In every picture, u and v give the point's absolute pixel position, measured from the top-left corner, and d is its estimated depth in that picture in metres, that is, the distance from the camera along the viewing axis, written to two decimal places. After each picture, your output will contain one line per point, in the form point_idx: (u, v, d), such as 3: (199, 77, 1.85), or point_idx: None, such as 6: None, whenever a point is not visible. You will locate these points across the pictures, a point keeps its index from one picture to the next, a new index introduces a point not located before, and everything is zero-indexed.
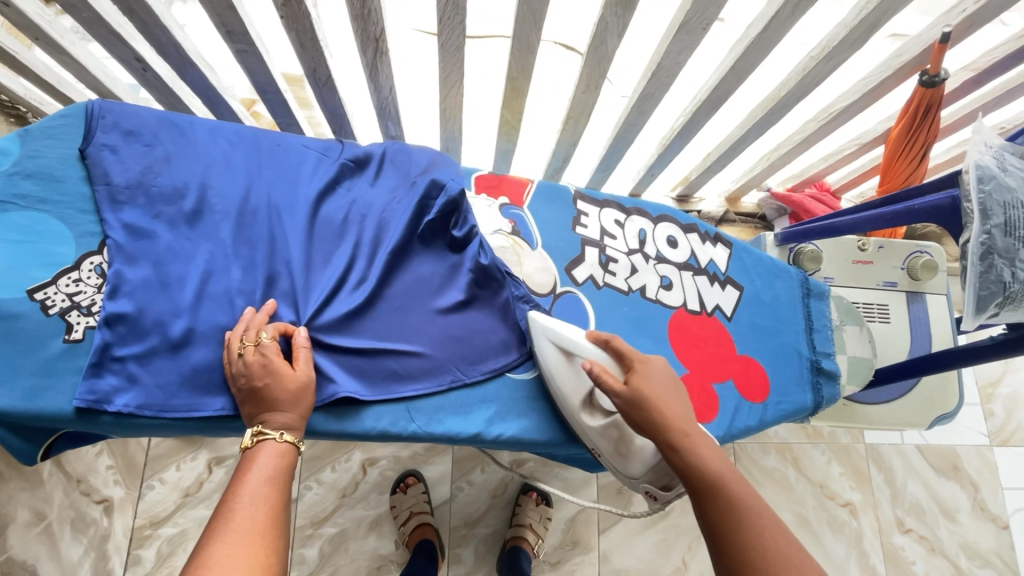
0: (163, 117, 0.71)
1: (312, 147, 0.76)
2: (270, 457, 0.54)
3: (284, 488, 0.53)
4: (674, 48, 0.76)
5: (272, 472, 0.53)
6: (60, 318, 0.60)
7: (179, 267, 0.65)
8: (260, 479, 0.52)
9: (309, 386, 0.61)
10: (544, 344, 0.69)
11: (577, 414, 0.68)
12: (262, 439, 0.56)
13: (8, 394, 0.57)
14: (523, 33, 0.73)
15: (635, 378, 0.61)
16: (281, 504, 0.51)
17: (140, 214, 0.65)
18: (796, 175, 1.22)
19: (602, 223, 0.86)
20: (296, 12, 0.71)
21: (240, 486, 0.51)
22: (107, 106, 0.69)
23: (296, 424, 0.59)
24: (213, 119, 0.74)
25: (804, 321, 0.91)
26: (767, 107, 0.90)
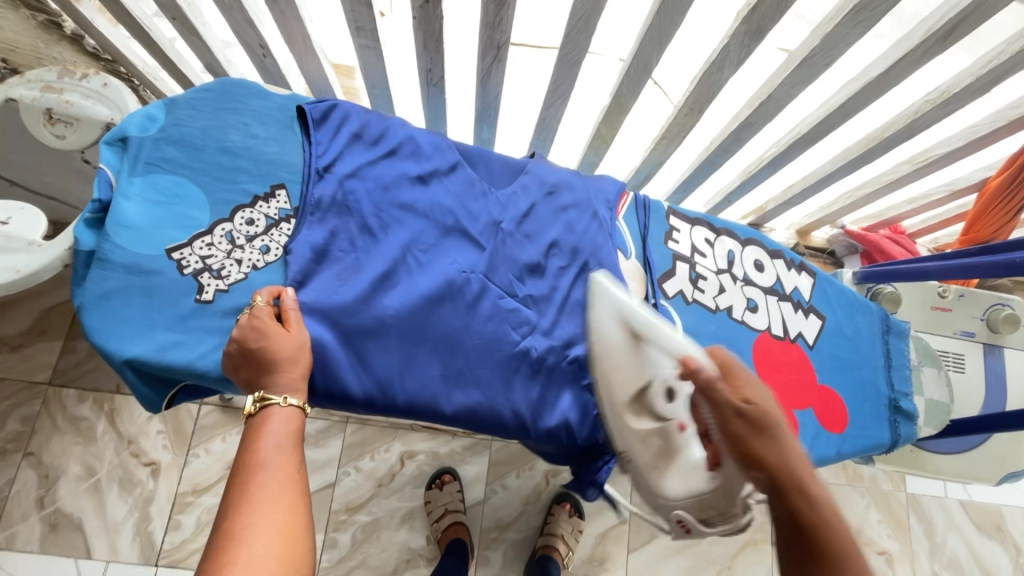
0: (375, 120, 0.77)
1: (492, 163, 0.81)
2: (282, 422, 0.56)
3: (299, 452, 0.56)
4: (788, 81, 0.77)
5: (283, 438, 0.55)
6: (192, 279, 0.64)
7: (382, 257, 0.71)
8: (272, 447, 0.54)
9: (306, 348, 0.62)
10: (610, 324, 0.63)
11: (623, 413, 0.60)
12: (268, 405, 0.57)
13: (144, 345, 0.60)
14: (645, 54, 0.76)
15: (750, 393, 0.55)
16: (287, 471, 0.53)
17: (362, 205, 0.72)
18: (873, 216, 1.23)
19: (693, 241, 0.87)
20: (430, 15, 0.72)
21: (255, 454, 0.53)
22: (354, 106, 0.77)
23: (299, 388, 0.60)
24: (415, 128, 0.79)
25: (882, 357, 0.90)
26: (866, 145, 0.91)
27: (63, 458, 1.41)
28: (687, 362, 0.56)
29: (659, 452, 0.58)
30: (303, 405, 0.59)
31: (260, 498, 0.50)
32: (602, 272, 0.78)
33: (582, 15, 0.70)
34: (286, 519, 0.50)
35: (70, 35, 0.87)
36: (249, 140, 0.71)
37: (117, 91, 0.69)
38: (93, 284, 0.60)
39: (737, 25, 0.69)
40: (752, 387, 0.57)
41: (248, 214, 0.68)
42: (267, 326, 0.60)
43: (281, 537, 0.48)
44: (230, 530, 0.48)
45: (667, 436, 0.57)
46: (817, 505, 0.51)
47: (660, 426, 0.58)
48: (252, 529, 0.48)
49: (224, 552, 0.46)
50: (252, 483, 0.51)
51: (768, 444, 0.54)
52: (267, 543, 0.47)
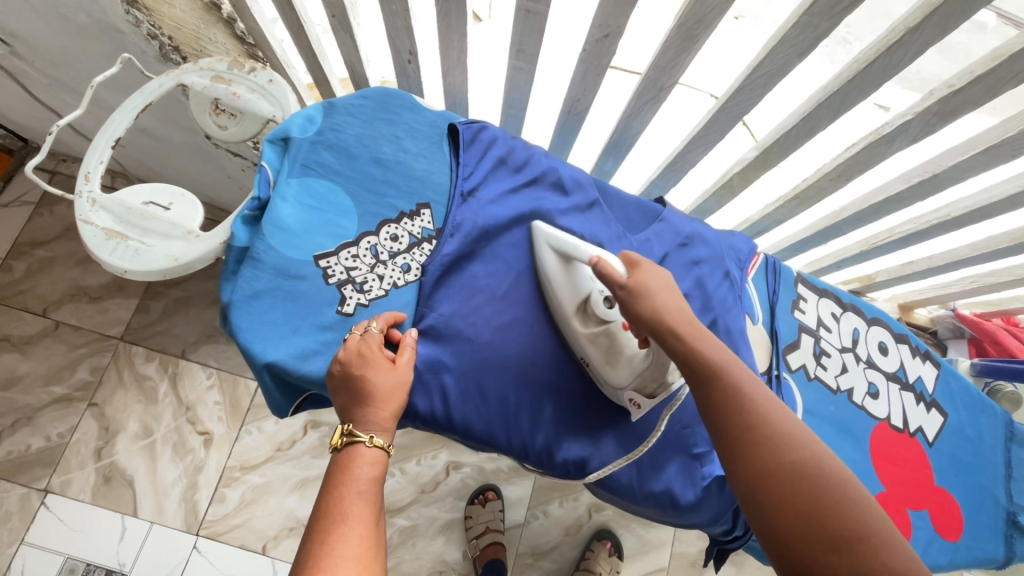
0: (521, 147, 0.74)
1: (630, 206, 0.77)
2: (366, 466, 0.52)
3: (379, 504, 0.50)
4: (963, 165, 0.73)
5: (367, 486, 0.51)
6: (336, 289, 0.63)
7: (516, 294, 0.69)
8: (355, 495, 0.50)
9: (404, 385, 0.59)
10: (544, 249, 0.68)
11: (568, 318, 0.66)
12: (354, 442, 0.53)
13: (286, 350, 0.59)
14: (815, 118, 0.73)
15: (637, 274, 0.57)
16: (364, 523, 0.48)
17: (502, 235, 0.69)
18: (989, 303, 1.15)
19: (819, 313, 0.83)
20: (603, 49, 0.71)
21: (336, 501, 0.49)
22: (499, 129, 0.74)
23: (386, 428, 0.55)
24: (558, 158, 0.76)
25: (1003, 466, 0.84)
26: (1017, 237, 0.85)
27: (124, 413, 1.40)
28: (599, 260, 0.59)
29: (606, 349, 0.66)
30: (385, 448, 0.54)
31: (341, 554, 0.45)
32: (735, 338, 0.73)
33: (764, 71, 0.68)
34: None
35: (226, 19, 0.89)
36: (400, 153, 0.71)
37: (281, 88, 0.69)
38: (244, 282, 0.60)
39: (930, 104, 0.65)
40: (653, 271, 0.59)
41: (393, 229, 0.67)
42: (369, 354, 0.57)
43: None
44: None
45: (612, 334, 0.65)
46: (688, 339, 0.52)
47: (606, 327, 0.66)
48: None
49: None
50: (331, 533, 0.46)
51: (647, 301, 0.56)
52: None
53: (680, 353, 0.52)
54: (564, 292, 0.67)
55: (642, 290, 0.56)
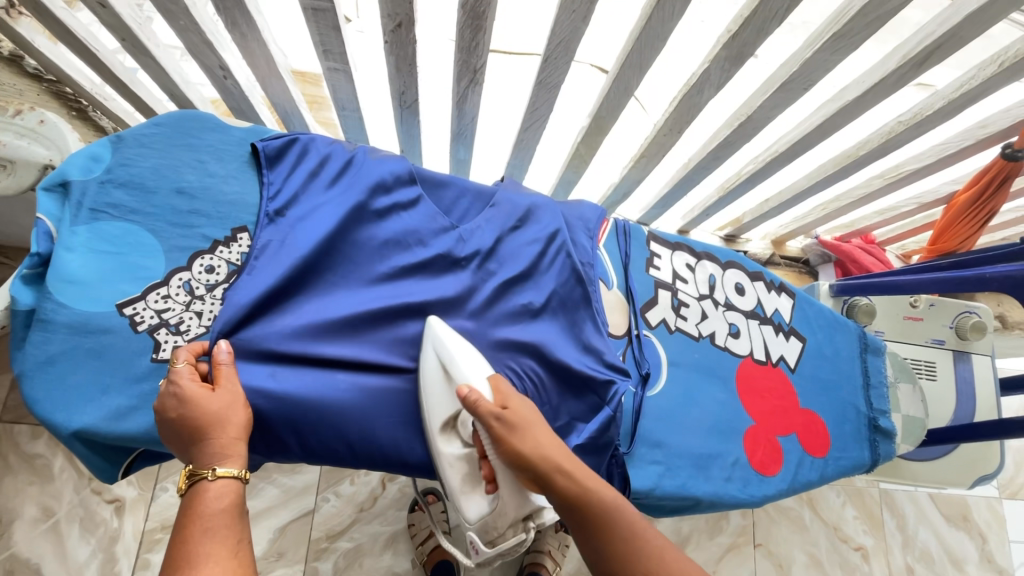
0: (334, 155, 0.71)
1: (461, 197, 0.76)
2: (218, 497, 0.47)
3: (238, 532, 0.46)
4: (768, 104, 0.76)
5: (217, 520, 0.46)
6: (148, 336, 0.59)
7: (339, 300, 0.64)
8: (203, 534, 0.45)
9: (239, 401, 0.54)
10: (430, 353, 0.63)
11: (434, 436, 0.60)
12: (201, 480, 0.48)
13: (95, 413, 0.55)
14: (625, 78, 0.74)
15: (512, 403, 0.56)
16: (220, 563, 0.43)
17: (308, 240, 0.64)
18: (845, 226, 1.23)
19: (674, 266, 0.86)
20: (402, 39, 0.69)
21: (184, 549, 0.43)
22: (316, 135, 0.71)
23: (232, 454, 0.50)
24: (376, 157, 0.72)
25: (861, 377, 0.91)
26: (841, 163, 0.91)
27: (17, 499, 1.23)
28: (470, 390, 0.56)
29: (467, 474, 0.61)
30: (242, 475, 0.50)
31: None
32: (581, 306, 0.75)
33: (561, 40, 0.68)
34: None
35: (8, 56, 0.80)
36: (207, 178, 0.66)
37: (55, 128, 0.65)
38: (34, 348, 0.55)
39: (718, 50, 0.67)
40: (523, 402, 0.58)
41: (208, 260, 0.63)
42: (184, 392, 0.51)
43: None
44: None
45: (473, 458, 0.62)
46: (576, 479, 0.54)
47: (468, 451, 0.62)
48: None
49: None
50: None
51: (522, 435, 0.55)
52: None
53: (557, 493, 0.54)
54: (433, 411, 0.60)
55: (522, 427, 0.55)
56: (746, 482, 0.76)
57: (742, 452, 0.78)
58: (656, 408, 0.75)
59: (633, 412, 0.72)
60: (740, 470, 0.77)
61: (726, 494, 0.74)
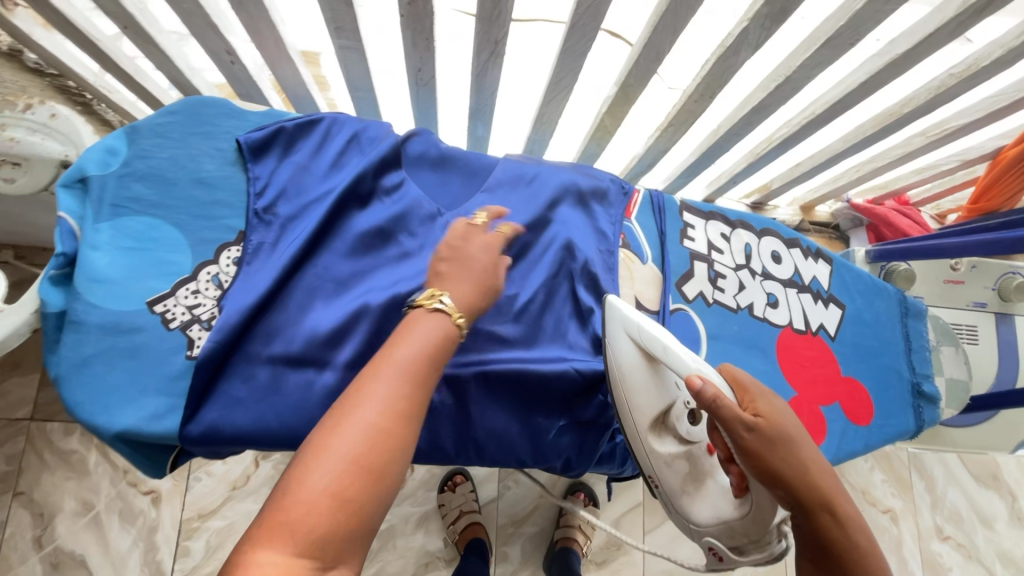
0: (318, 141, 0.68)
1: (458, 182, 0.74)
2: (434, 335, 0.49)
3: (419, 391, 0.46)
4: (810, 62, 0.72)
5: (412, 365, 0.46)
6: (181, 333, 0.57)
7: (341, 295, 0.63)
8: (394, 375, 0.45)
9: (495, 266, 0.58)
10: (620, 338, 0.63)
11: (645, 433, 0.62)
12: (433, 308, 0.51)
13: (136, 413, 0.54)
14: (657, 42, 0.70)
15: (768, 414, 0.52)
16: (398, 403, 0.44)
17: (297, 236, 0.62)
18: (879, 187, 1.18)
19: (709, 236, 0.83)
20: (420, 11, 0.65)
21: (377, 362, 0.46)
22: (299, 116, 0.69)
23: (462, 301, 0.53)
24: (361, 139, 0.70)
25: (903, 341, 0.89)
26: (882, 122, 0.87)
27: (57, 494, 1.25)
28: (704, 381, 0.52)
29: (688, 473, 0.63)
30: (454, 320, 0.51)
31: (351, 426, 0.42)
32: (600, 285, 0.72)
33: (589, 4, 0.63)
34: (368, 450, 0.41)
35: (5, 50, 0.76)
36: (227, 168, 0.64)
37: (67, 122, 0.64)
38: (69, 351, 0.54)
39: (759, 7, 0.63)
40: (771, 404, 0.54)
41: (234, 253, 0.62)
42: (426, 315, 0.50)
43: (305, 554, 0.37)
44: (301, 467, 0.40)
45: (694, 458, 0.63)
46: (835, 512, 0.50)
47: (688, 449, 0.64)
48: (300, 517, 0.37)
49: (291, 484, 0.39)
50: (339, 419, 0.42)
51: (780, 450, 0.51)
52: (333, 474, 0.39)
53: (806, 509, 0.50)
54: (644, 412, 0.61)
55: (780, 437, 0.50)
56: None
57: None
58: None
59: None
60: None
61: None
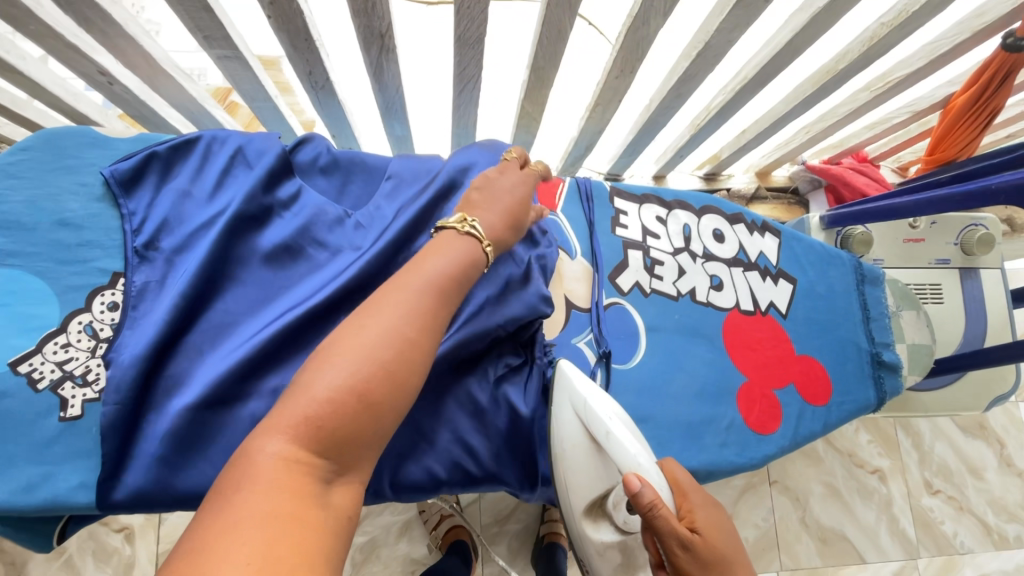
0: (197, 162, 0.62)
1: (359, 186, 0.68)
2: (461, 255, 0.44)
3: (446, 309, 0.40)
4: (727, 25, 0.66)
5: (444, 281, 0.41)
6: (51, 393, 0.52)
7: (240, 330, 0.57)
8: (425, 287, 0.40)
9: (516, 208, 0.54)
10: (566, 412, 0.58)
11: (579, 515, 0.58)
12: (465, 232, 0.46)
13: (5, 488, 0.49)
14: (555, 18, 0.63)
15: (709, 531, 0.44)
16: (426, 319, 0.38)
17: (181, 272, 0.55)
18: (835, 145, 1.12)
19: (643, 222, 0.78)
20: (286, 11, 0.59)
21: (401, 278, 0.40)
22: (173, 139, 0.63)
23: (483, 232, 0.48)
24: (245, 152, 0.63)
25: (859, 311, 0.84)
26: (819, 80, 0.81)
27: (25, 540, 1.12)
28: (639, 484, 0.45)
29: (620, 565, 0.56)
30: (481, 244, 0.46)
31: (364, 339, 0.35)
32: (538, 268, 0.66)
33: None
34: (387, 373, 0.34)
35: None
36: (93, 205, 0.58)
37: None
38: None
39: None
40: (712, 516, 0.45)
41: (110, 296, 0.56)
42: (451, 237, 0.45)
43: (300, 460, 0.31)
44: (314, 378, 0.33)
45: (630, 551, 0.56)
46: None
47: (624, 539, 0.57)
48: (312, 416, 0.32)
49: (299, 398, 0.32)
50: (364, 318, 0.36)
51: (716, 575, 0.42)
52: (332, 395, 0.32)
53: None
54: (581, 494, 0.57)
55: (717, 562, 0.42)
56: (743, 445, 0.71)
57: (736, 413, 0.72)
58: (636, 381, 0.69)
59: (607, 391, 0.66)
60: (736, 434, 0.71)
61: (723, 461, 0.69)
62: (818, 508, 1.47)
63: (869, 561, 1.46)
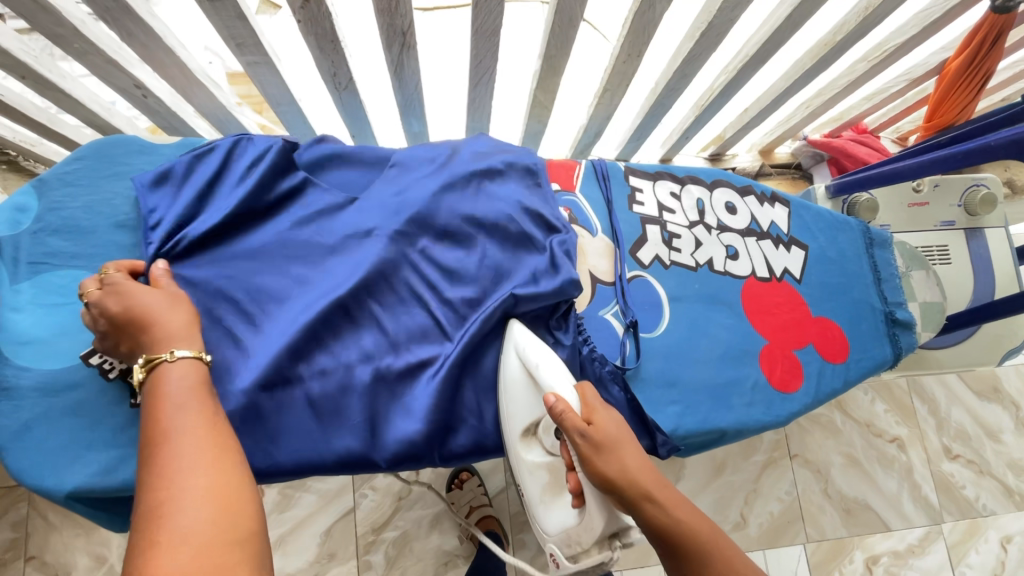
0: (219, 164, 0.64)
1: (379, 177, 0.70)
2: (188, 374, 0.46)
3: (208, 407, 0.44)
4: (728, 5, 0.70)
5: (181, 396, 0.44)
6: (122, 381, 0.55)
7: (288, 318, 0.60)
8: (172, 410, 0.43)
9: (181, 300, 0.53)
10: (511, 359, 0.61)
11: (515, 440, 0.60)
12: (159, 361, 0.47)
13: (85, 471, 0.53)
14: (567, 7, 0.67)
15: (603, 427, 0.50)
16: (214, 427, 0.43)
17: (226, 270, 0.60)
18: (835, 119, 1.16)
19: (658, 198, 0.81)
20: (316, 14, 0.63)
21: (161, 418, 0.43)
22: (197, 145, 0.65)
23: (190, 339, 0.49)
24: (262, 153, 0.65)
25: (870, 273, 0.87)
26: (818, 53, 0.84)
27: (68, 554, 1.10)
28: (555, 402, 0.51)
29: (550, 483, 0.60)
30: (200, 356, 0.49)
31: (178, 464, 0.39)
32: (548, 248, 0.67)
33: None
34: (217, 479, 0.39)
35: None
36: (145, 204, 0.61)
37: None
38: (7, 419, 0.53)
39: None
40: (608, 413, 0.52)
41: None
42: (177, 372, 0.46)
43: (207, 533, 0.35)
44: (155, 510, 0.36)
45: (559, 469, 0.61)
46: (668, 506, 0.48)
47: (552, 460, 0.61)
48: (173, 542, 0.34)
49: (151, 531, 0.35)
50: (164, 454, 0.40)
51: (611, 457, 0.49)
52: (198, 511, 0.36)
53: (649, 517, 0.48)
54: (517, 418, 0.60)
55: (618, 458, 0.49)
56: (769, 403, 0.74)
57: (760, 373, 0.75)
58: (663, 348, 0.72)
59: (637, 358, 0.70)
60: (761, 394, 0.74)
61: (751, 420, 0.72)
62: (840, 478, 1.49)
63: (894, 528, 1.48)
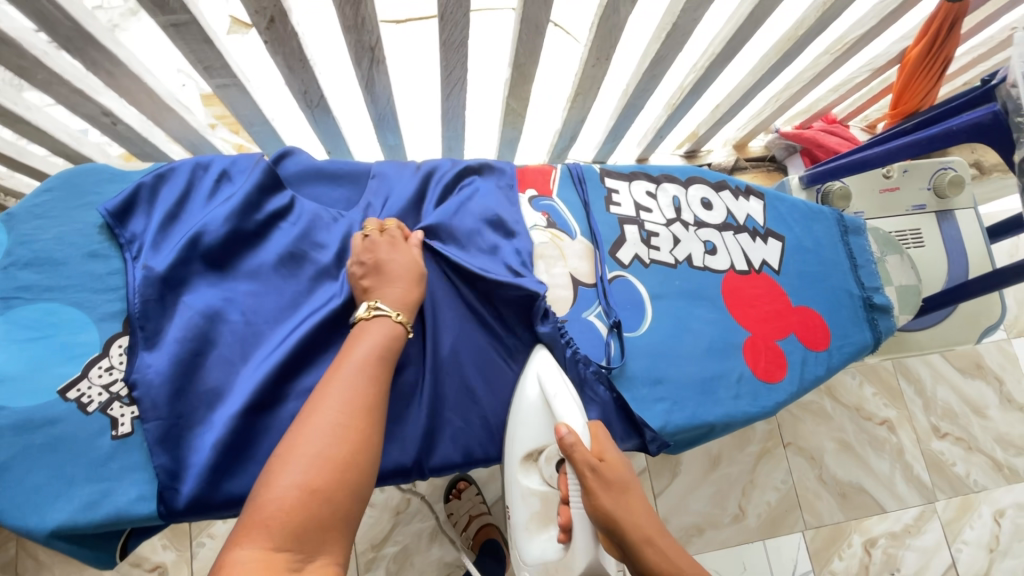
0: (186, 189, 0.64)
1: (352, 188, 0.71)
2: (384, 334, 0.54)
3: (375, 384, 0.49)
4: (690, 6, 0.71)
5: (365, 361, 0.50)
6: (102, 414, 0.55)
7: (268, 340, 0.60)
8: (352, 369, 0.50)
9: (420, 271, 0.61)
10: (531, 384, 0.63)
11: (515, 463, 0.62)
12: (376, 313, 0.55)
13: (69, 506, 0.52)
14: (532, 15, 0.68)
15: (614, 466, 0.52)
16: (366, 397, 0.48)
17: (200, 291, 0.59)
18: (804, 111, 1.18)
19: (634, 197, 0.82)
20: (282, 34, 0.63)
21: (338, 365, 0.50)
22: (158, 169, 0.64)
23: (405, 304, 0.57)
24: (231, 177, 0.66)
25: (847, 260, 0.89)
26: (782, 48, 0.86)
27: None
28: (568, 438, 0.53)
29: (539, 512, 0.62)
30: (399, 320, 0.56)
31: (319, 422, 0.45)
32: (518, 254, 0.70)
33: None
34: (337, 449, 0.44)
35: None
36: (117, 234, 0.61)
37: None
38: None
39: None
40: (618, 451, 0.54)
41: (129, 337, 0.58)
42: (381, 323, 0.55)
43: (286, 511, 0.40)
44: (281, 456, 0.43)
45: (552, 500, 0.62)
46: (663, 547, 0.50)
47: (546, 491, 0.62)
48: (275, 498, 0.40)
49: (271, 475, 0.42)
50: (316, 408, 0.46)
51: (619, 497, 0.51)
52: (302, 472, 0.42)
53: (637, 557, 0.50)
54: (522, 441, 0.61)
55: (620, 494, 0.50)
56: (755, 395, 0.75)
57: (744, 365, 0.76)
58: (648, 346, 0.73)
59: (622, 358, 0.70)
60: (746, 386, 0.75)
61: (738, 412, 0.73)
62: (833, 463, 1.51)
63: (889, 510, 1.49)
